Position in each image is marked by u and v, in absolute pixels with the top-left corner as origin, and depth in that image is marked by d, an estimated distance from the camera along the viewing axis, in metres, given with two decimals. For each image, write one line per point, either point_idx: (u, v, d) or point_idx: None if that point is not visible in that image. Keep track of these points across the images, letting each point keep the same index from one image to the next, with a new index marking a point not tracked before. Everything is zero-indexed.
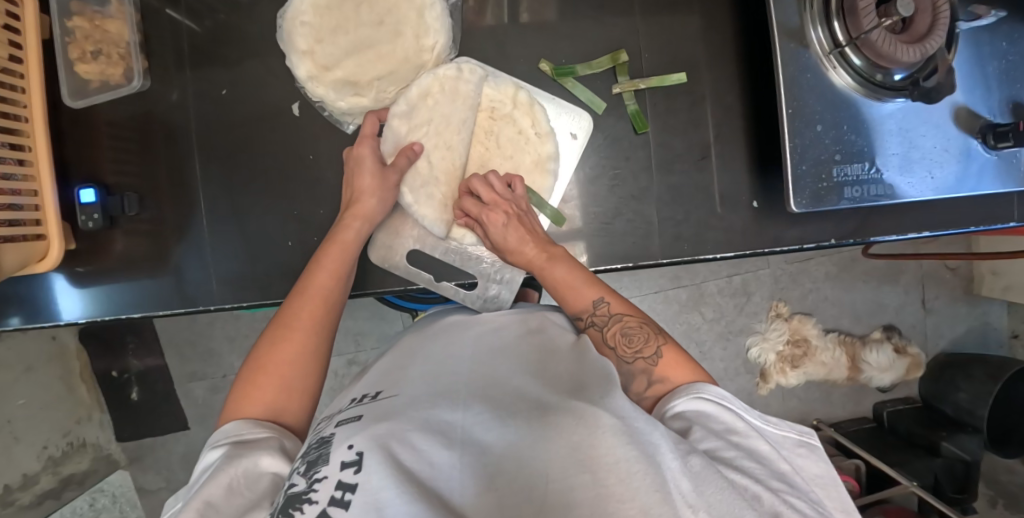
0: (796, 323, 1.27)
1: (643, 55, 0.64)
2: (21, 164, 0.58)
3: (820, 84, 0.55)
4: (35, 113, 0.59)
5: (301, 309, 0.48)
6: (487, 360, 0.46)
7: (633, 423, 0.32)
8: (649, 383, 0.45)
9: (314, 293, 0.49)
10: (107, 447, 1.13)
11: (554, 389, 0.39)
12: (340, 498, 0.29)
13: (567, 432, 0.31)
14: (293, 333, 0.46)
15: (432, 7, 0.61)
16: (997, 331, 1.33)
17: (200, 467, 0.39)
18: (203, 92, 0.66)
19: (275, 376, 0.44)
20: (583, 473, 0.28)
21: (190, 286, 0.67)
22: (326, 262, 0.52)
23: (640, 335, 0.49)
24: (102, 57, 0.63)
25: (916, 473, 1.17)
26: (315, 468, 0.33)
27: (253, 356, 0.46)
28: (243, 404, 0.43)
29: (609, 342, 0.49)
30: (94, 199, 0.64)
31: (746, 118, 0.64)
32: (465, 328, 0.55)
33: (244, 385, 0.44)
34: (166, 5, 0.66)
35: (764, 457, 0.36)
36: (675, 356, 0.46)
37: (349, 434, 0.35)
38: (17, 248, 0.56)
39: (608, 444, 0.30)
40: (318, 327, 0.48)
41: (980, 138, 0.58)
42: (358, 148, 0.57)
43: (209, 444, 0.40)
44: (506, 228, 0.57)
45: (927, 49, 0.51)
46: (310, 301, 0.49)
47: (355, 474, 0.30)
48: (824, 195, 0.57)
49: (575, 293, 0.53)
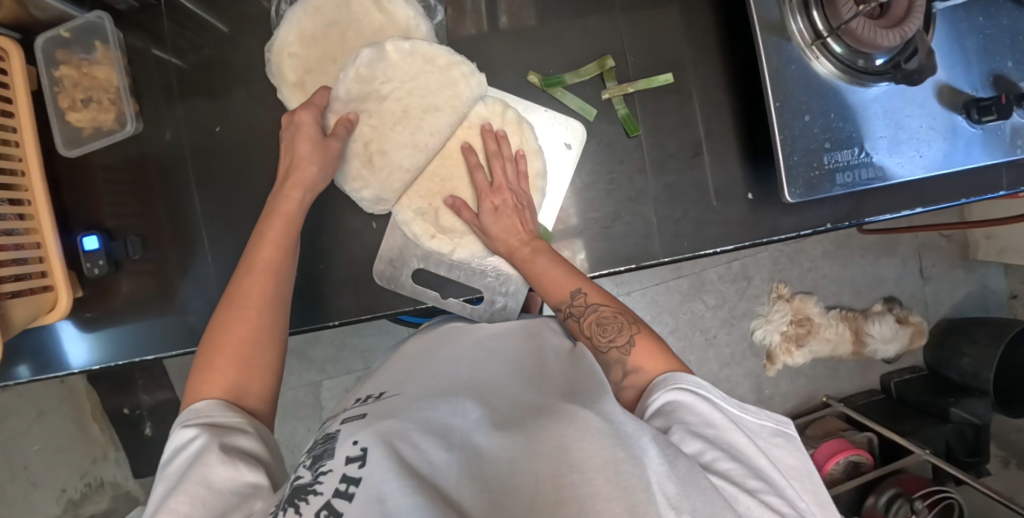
0: (798, 303, 1.28)
1: (629, 59, 0.64)
2: (21, 219, 0.58)
3: (805, 75, 0.57)
4: (31, 166, 0.60)
5: (246, 285, 0.47)
6: (486, 368, 0.48)
7: (622, 425, 0.32)
8: (624, 372, 0.46)
9: (257, 267, 0.48)
10: (125, 485, 1.15)
11: (548, 391, 0.40)
12: (343, 490, 0.31)
13: (558, 433, 0.31)
14: (246, 312, 0.46)
15: (417, 28, 0.61)
16: (997, 293, 1.36)
17: (172, 445, 0.39)
18: (194, 129, 0.67)
19: (230, 356, 0.44)
20: (572, 472, 0.28)
21: (199, 324, 0.67)
22: (270, 233, 0.51)
23: (614, 324, 0.49)
24: (93, 104, 0.63)
25: (928, 440, 1.18)
26: (320, 461, 0.36)
27: (208, 337, 0.46)
28: (202, 386, 0.43)
29: (585, 332, 0.50)
30: (98, 245, 0.64)
31: (735, 112, 0.65)
32: (462, 335, 0.56)
33: (200, 371, 0.44)
34: (151, 44, 0.66)
35: (741, 453, 0.38)
36: (647, 347, 0.46)
37: (353, 431, 0.38)
38: (26, 301, 0.57)
39: (597, 445, 0.29)
40: (271, 301, 0.47)
41: (965, 113, 0.59)
42: (300, 114, 0.55)
43: (178, 423, 0.40)
44: (492, 225, 0.59)
45: (905, 32, 0.52)
46: (254, 275, 0.48)
47: (359, 468, 0.32)
48: (818, 183, 0.58)
49: (553, 288, 0.54)
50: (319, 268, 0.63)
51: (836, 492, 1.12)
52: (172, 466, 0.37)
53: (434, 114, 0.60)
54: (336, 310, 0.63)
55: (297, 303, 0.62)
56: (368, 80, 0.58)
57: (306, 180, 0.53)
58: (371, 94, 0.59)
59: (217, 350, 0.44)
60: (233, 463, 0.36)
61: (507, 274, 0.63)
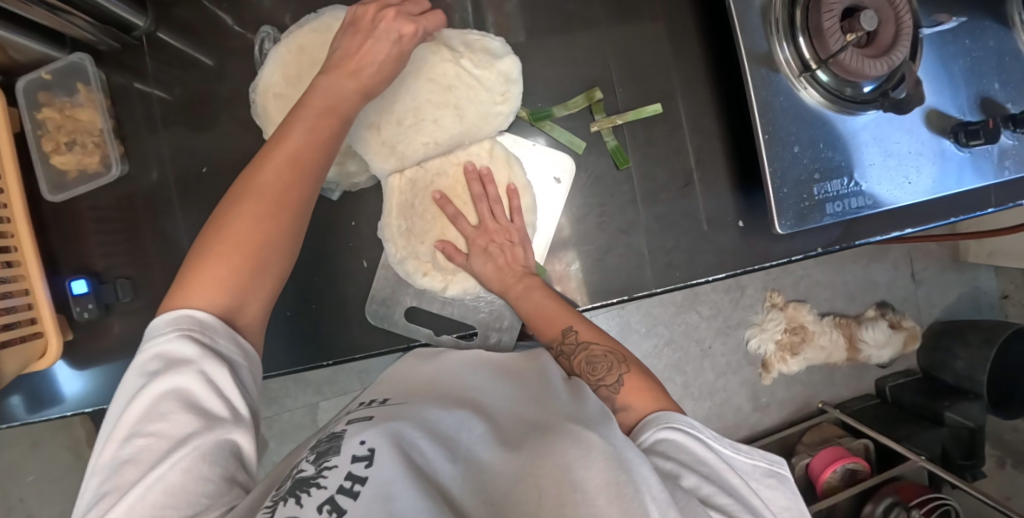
0: (792, 311, 1.29)
1: (617, 90, 0.64)
2: (8, 266, 0.58)
3: (793, 106, 0.57)
4: (16, 212, 0.59)
5: (272, 180, 0.43)
6: (488, 382, 0.48)
7: (624, 452, 0.34)
8: (612, 411, 0.46)
9: (288, 162, 0.44)
10: None
11: (552, 412, 0.41)
12: (348, 487, 0.31)
13: (564, 454, 0.34)
14: (274, 211, 0.42)
15: None
16: (989, 294, 1.37)
17: (161, 350, 0.37)
18: (183, 168, 0.66)
19: (241, 252, 0.41)
20: (574, 494, 0.31)
21: None
22: (303, 125, 0.45)
23: (604, 363, 0.50)
24: (78, 147, 0.63)
25: (923, 444, 1.19)
26: (324, 457, 0.35)
27: (217, 219, 0.42)
28: (205, 272, 0.40)
29: (574, 370, 0.50)
30: (87, 289, 0.63)
31: (724, 140, 0.65)
32: (456, 355, 0.56)
33: (206, 252, 0.41)
34: (134, 79, 0.65)
35: (735, 491, 0.38)
36: (636, 386, 0.47)
37: (359, 431, 0.37)
38: (16, 351, 0.56)
39: (599, 468, 0.32)
40: (295, 207, 0.44)
41: (952, 137, 0.59)
42: (406, 23, 0.50)
43: (171, 325, 0.38)
44: (480, 267, 0.59)
45: (894, 60, 0.55)
46: (283, 173, 0.43)
47: (365, 467, 0.32)
48: (809, 214, 0.58)
49: (544, 326, 0.55)
50: (312, 307, 0.62)
51: (835, 501, 1.13)
52: (158, 379, 0.35)
53: (449, 114, 0.59)
54: (329, 350, 0.62)
55: (291, 344, 0.62)
56: (468, 51, 0.58)
57: (368, 91, 0.50)
58: (456, 52, 0.58)
59: (234, 243, 0.41)
60: (239, 421, 0.36)
61: (499, 310, 0.64)
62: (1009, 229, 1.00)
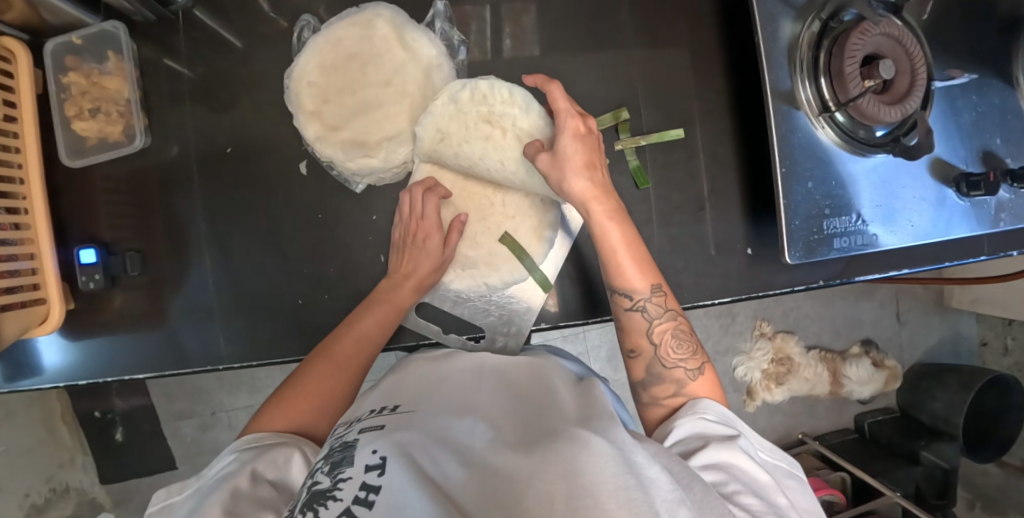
0: (779, 342, 1.32)
1: (643, 112, 0.66)
2: (16, 229, 0.57)
3: (810, 143, 0.60)
4: (31, 174, 0.58)
5: (377, 316, 0.56)
6: (493, 391, 0.49)
7: (630, 454, 0.34)
8: (676, 391, 0.49)
9: (388, 302, 0.57)
10: (92, 490, 1.18)
11: (557, 418, 0.42)
12: (364, 498, 0.34)
13: (568, 457, 0.33)
14: (375, 331, 0.55)
15: (440, 68, 0.61)
16: (968, 340, 1.42)
17: (215, 467, 0.42)
18: (206, 146, 0.65)
19: (343, 364, 0.52)
20: (583, 495, 0.30)
21: (185, 348, 0.65)
22: (399, 288, 0.58)
23: (686, 343, 0.51)
24: (101, 115, 0.63)
25: (898, 481, 1.22)
26: (339, 468, 0.38)
27: (331, 339, 0.54)
28: (316, 378, 0.50)
29: (653, 338, 0.51)
30: (95, 259, 0.62)
31: (739, 170, 0.67)
32: (462, 359, 0.57)
33: (319, 366, 0.51)
34: (163, 55, 0.65)
35: (763, 488, 0.39)
36: (710, 382, 0.50)
37: (371, 440, 0.40)
38: (17, 315, 0.55)
39: (608, 471, 0.31)
40: (386, 326, 0.56)
41: (954, 187, 0.62)
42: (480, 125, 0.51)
43: (228, 450, 0.43)
44: (576, 186, 0.52)
45: (907, 108, 0.57)
46: (385, 308, 0.57)
47: (378, 476, 0.35)
48: (817, 246, 0.60)
49: (633, 277, 0.52)
50: (324, 296, 0.64)
51: None
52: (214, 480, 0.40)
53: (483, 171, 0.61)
54: None
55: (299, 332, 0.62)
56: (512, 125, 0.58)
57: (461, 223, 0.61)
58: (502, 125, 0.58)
59: (341, 354, 0.53)
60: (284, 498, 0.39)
61: (508, 314, 0.63)
62: (997, 277, 1.04)
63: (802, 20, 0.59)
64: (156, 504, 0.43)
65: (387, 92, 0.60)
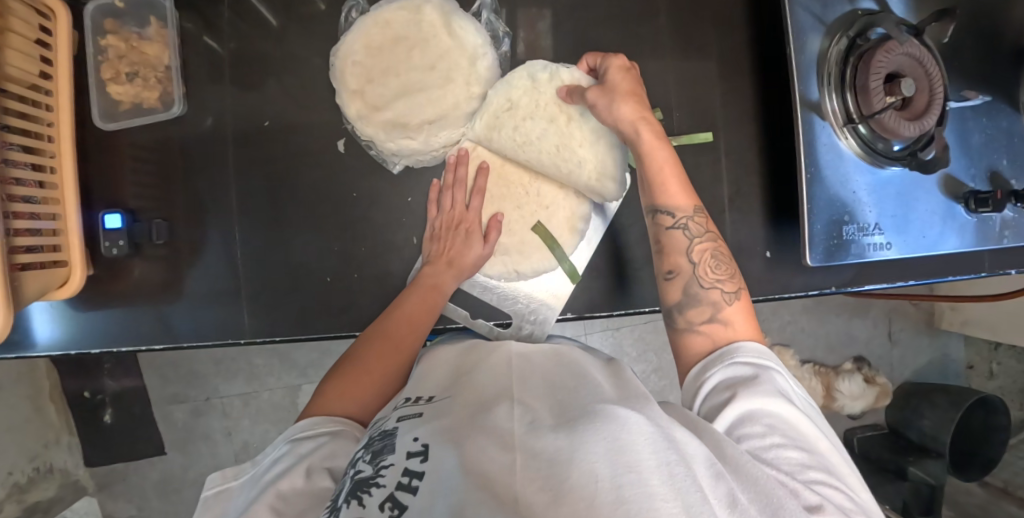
0: (776, 354, 1.34)
1: (674, 114, 0.68)
2: (41, 187, 0.56)
3: (835, 151, 0.62)
4: (61, 133, 0.57)
5: (419, 304, 0.56)
6: (522, 371, 0.47)
7: (669, 431, 0.33)
8: (712, 316, 0.50)
9: (428, 287, 0.58)
10: (76, 473, 1.13)
11: (591, 398, 0.40)
12: (406, 483, 0.32)
13: (607, 431, 0.31)
14: (418, 320, 0.55)
15: (484, 58, 0.62)
16: (955, 362, 1.46)
17: (272, 457, 0.42)
18: (241, 120, 0.65)
19: (389, 348, 0.51)
20: (629, 470, 0.28)
21: (176, 329, 0.64)
22: (439, 275, 0.59)
23: (723, 265, 0.52)
24: (138, 80, 0.63)
25: (883, 495, 1.28)
26: (380, 456, 0.36)
27: (376, 327, 0.54)
28: (364, 362, 0.50)
29: (694, 255, 0.52)
30: (120, 225, 0.62)
31: (762, 177, 0.69)
32: (489, 346, 0.54)
33: (367, 352, 0.51)
34: (203, 31, 0.64)
35: (795, 434, 0.40)
36: (746, 308, 0.51)
37: (411, 427, 0.38)
38: (38, 275, 0.54)
39: (649, 448, 0.30)
40: (429, 314, 0.56)
41: (963, 202, 0.65)
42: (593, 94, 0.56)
43: (284, 439, 0.44)
44: (620, 111, 0.55)
45: (925, 125, 0.60)
46: (426, 294, 0.57)
47: (422, 462, 0.33)
48: (836, 251, 0.62)
49: (674, 194, 0.53)
50: (352, 275, 0.65)
51: None
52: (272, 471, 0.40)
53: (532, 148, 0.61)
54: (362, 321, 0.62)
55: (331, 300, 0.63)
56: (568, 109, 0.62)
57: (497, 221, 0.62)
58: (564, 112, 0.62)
59: (388, 340, 0.52)
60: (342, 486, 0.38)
61: (536, 302, 0.65)
62: (993, 297, 1.07)
63: (830, 36, 0.62)
64: (212, 488, 0.43)
65: (432, 76, 0.61)
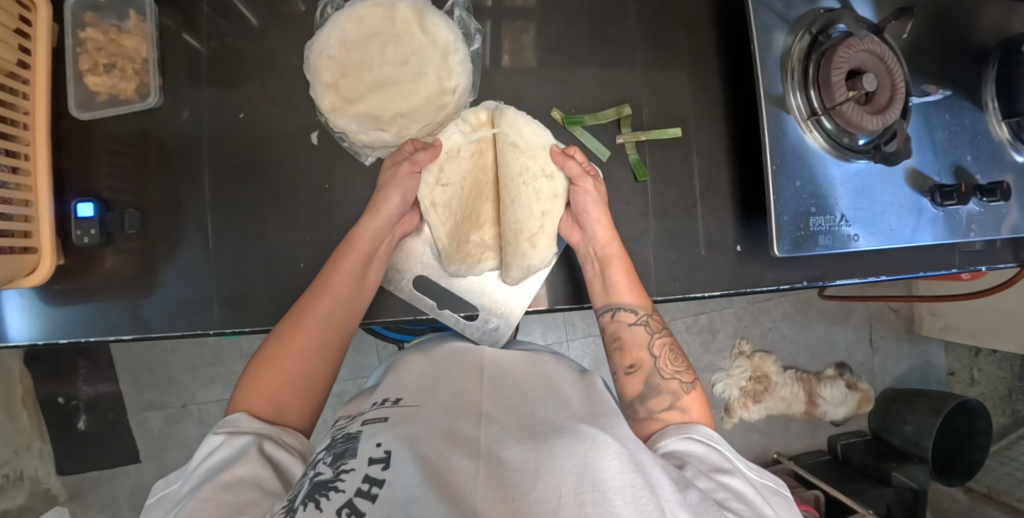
0: (757, 361, 1.36)
1: (644, 109, 0.70)
2: (15, 173, 0.56)
3: (800, 144, 0.64)
4: (37, 121, 0.58)
5: (315, 314, 0.52)
6: (497, 384, 0.47)
7: (636, 454, 0.34)
8: (671, 404, 0.51)
9: (334, 287, 0.54)
10: (47, 481, 1.11)
11: (563, 414, 0.41)
12: (365, 490, 0.31)
13: (577, 449, 0.31)
14: (302, 329, 0.51)
15: (455, 53, 0.64)
16: (938, 368, 1.46)
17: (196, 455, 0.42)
18: (218, 113, 0.66)
19: (277, 368, 0.49)
20: (594, 490, 0.28)
21: (147, 313, 0.64)
22: (342, 263, 0.56)
23: (675, 359, 0.55)
24: (116, 71, 0.63)
25: (870, 502, 1.24)
26: (342, 459, 0.35)
27: (263, 350, 0.51)
28: (252, 390, 0.48)
29: (654, 349, 0.55)
30: (93, 213, 0.61)
31: (731, 172, 0.71)
32: (471, 355, 0.54)
33: (251, 377, 0.48)
34: (183, 28, 0.66)
35: (747, 496, 0.40)
36: (700, 398, 0.53)
37: (376, 432, 0.37)
38: (10, 261, 0.54)
39: (616, 469, 0.30)
40: (326, 324, 0.53)
41: (929, 196, 0.67)
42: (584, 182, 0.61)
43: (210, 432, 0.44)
44: (595, 209, 0.61)
45: (887, 118, 0.62)
46: (326, 301, 0.53)
47: (384, 470, 0.32)
48: (803, 242, 0.63)
49: (632, 295, 0.59)
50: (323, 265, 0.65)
51: None
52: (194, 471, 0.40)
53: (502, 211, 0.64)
54: None
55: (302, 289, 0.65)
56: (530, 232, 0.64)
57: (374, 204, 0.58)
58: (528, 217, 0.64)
59: (275, 364, 0.49)
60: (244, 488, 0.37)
61: (503, 297, 0.67)
62: (966, 295, 1.09)
63: (794, 33, 0.64)
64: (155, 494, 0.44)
65: (405, 71, 0.64)
